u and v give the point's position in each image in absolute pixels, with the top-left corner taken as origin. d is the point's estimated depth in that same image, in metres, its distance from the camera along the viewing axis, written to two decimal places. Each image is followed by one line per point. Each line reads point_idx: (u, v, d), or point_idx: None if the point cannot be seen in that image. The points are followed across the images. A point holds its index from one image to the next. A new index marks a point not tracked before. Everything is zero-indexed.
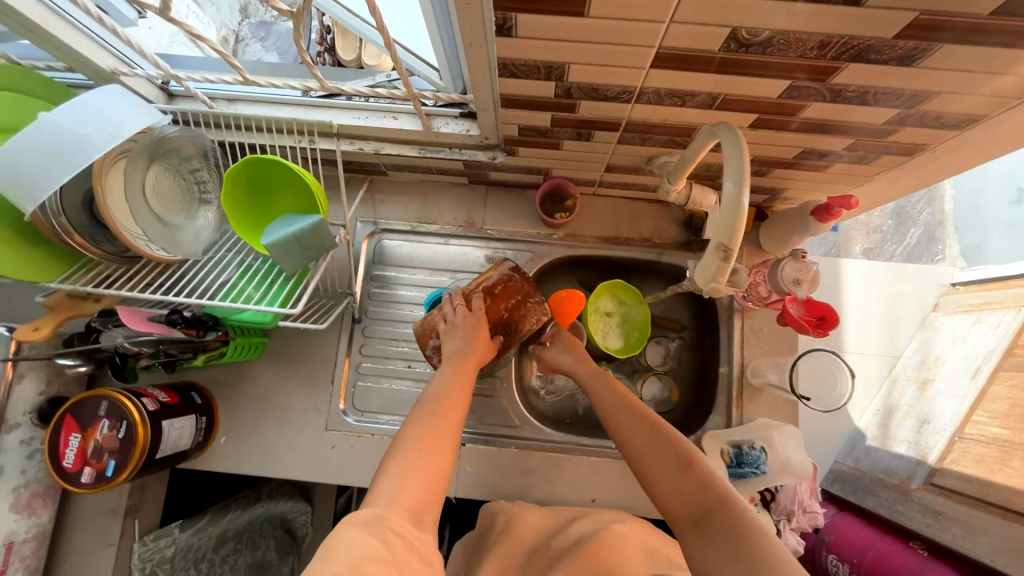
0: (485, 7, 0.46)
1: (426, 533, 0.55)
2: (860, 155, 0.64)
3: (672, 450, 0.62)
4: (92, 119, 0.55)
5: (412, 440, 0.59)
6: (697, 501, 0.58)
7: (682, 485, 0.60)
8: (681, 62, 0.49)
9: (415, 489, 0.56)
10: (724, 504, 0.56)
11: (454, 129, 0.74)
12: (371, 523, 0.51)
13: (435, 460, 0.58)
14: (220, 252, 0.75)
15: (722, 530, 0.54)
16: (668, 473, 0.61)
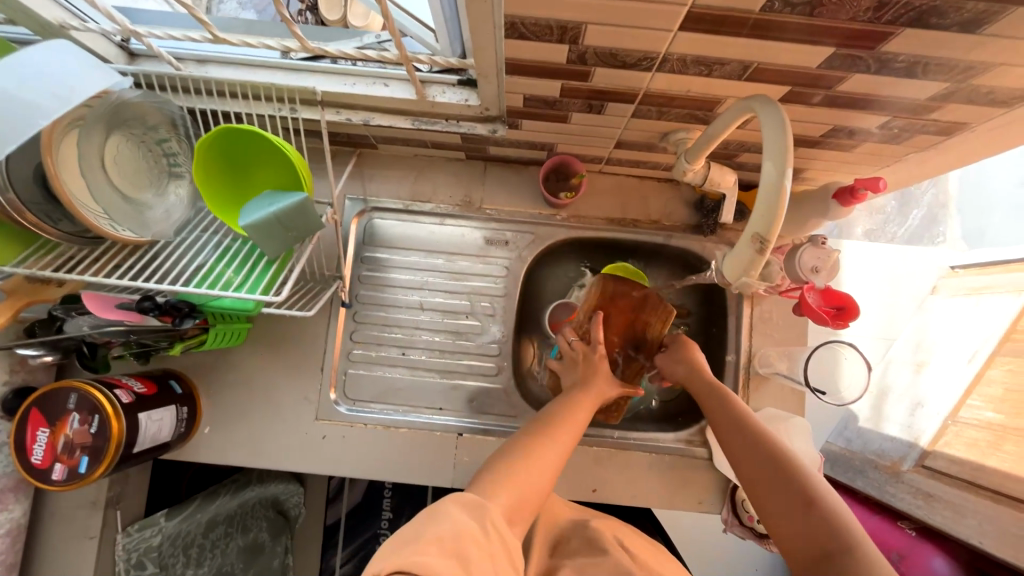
0: None
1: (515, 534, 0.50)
2: (894, 134, 0.59)
3: (797, 482, 0.56)
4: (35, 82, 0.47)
5: (510, 459, 0.55)
6: (822, 541, 0.52)
7: (803, 523, 0.54)
8: (714, 25, 0.43)
9: (518, 496, 0.52)
10: (850, 547, 0.51)
11: (451, 98, 0.67)
12: (473, 508, 0.47)
13: (541, 475, 0.54)
14: (194, 232, 0.69)
15: (841, 575, 0.49)
16: (789, 508, 0.55)
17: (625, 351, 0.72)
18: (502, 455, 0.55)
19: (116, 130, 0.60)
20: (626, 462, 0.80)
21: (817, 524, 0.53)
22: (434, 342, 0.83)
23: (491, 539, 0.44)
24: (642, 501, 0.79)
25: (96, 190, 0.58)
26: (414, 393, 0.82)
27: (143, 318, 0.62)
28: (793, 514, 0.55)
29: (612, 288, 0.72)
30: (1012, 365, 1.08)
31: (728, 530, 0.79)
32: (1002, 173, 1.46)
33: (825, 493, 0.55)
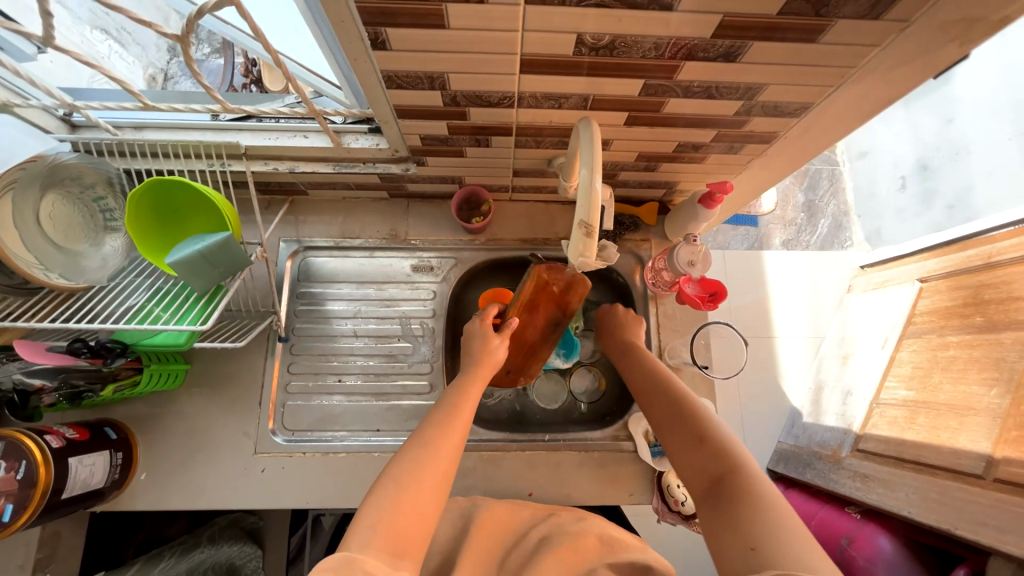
0: (355, 25, 0.50)
1: (403, 571, 0.50)
2: (729, 145, 0.72)
3: (694, 429, 0.62)
4: None
5: (393, 476, 0.56)
6: (709, 470, 0.58)
7: (696, 458, 0.60)
8: (545, 67, 0.55)
9: (393, 532, 0.52)
10: (737, 470, 0.56)
11: (364, 144, 0.77)
12: (342, 567, 0.47)
13: (423, 491, 0.55)
14: (128, 277, 0.74)
15: (727, 498, 0.54)
16: (687, 450, 0.61)
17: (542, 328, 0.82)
18: (383, 473, 0.57)
19: (52, 190, 0.67)
20: (559, 462, 0.84)
21: (708, 459, 0.59)
22: (369, 366, 0.88)
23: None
24: (578, 500, 0.82)
25: (30, 240, 0.63)
26: (352, 417, 0.85)
27: (76, 361, 0.66)
28: (691, 456, 0.61)
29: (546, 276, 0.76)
30: (917, 346, 1.27)
31: (662, 519, 0.82)
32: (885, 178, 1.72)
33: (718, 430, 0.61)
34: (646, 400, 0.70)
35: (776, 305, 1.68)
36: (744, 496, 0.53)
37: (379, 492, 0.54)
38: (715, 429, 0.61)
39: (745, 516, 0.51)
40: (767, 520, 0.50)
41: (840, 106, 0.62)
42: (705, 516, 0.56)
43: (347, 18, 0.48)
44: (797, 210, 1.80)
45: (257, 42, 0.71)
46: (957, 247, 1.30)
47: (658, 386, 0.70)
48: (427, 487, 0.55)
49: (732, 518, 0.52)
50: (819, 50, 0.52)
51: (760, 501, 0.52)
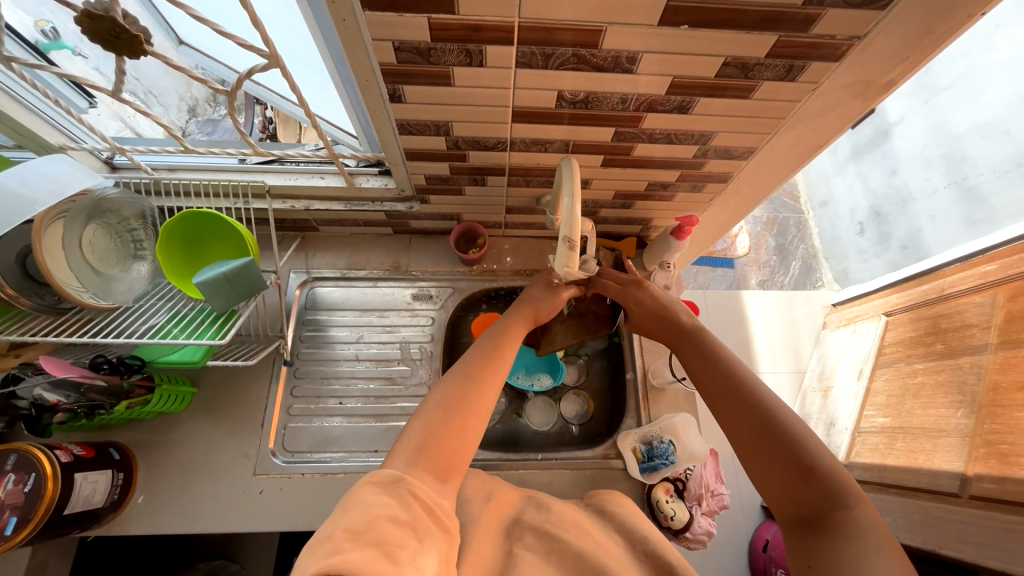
0: (378, 83, 0.61)
1: (444, 498, 0.58)
2: (693, 184, 0.84)
3: (794, 448, 0.60)
4: (40, 183, 0.65)
5: (434, 410, 0.65)
6: (815, 505, 0.56)
7: (798, 485, 0.58)
8: (532, 117, 0.67)
9: (437, 455, 0.60)
10: (850, 510, 0.54)
11: (374, 184, 0.87)
12: (387, 486, 0.54)
13: (467, 421, 0.64)
14: (152, 300, 0.80)
15: (832, 533, 0.53)
16: (788, 474, 0.59)
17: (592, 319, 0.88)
18: (425, 404, 0.66)
19: (94, 221, 0.75)
20: (553, 481, 0.87)
21: (815, 491, 0.56)
22: (369, 388, 0.92)
23: (411, 518, 0.51)
24: None
25: (73, 263, 0.70)
26: (351, 438, 0.88)
27: (92, 378, 0.70)
28: (788, 480, 0.59)
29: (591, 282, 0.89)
30: (888, 375, 1.34)
31: None
32: (846, 224, 1.90)
33: (815, 452, 0.59)
34: (720, 395, 0.68)
35: (759, 342, 1.74)
36: (864, 540, 0.51)
37: (425, 422, 0.63)
38: (818, 455, 0.59)
39: (864, 556, 0.49)
40: (875, 560, 0.49)
41: (780, 151, 0.74)
42: (796, 544, 0.55)
43: (370, 78, 0.60)
44: (770, 253, 1.95)
45: (299, 108, 0.84)
46: (915, 282, 1.41)
47: (739, 388, 0.67)
48: (471, 425, 0.65)
49: (834, 553, 0.51)
50: (755, 104, 0.64)
51: (868, 545, 0.50)
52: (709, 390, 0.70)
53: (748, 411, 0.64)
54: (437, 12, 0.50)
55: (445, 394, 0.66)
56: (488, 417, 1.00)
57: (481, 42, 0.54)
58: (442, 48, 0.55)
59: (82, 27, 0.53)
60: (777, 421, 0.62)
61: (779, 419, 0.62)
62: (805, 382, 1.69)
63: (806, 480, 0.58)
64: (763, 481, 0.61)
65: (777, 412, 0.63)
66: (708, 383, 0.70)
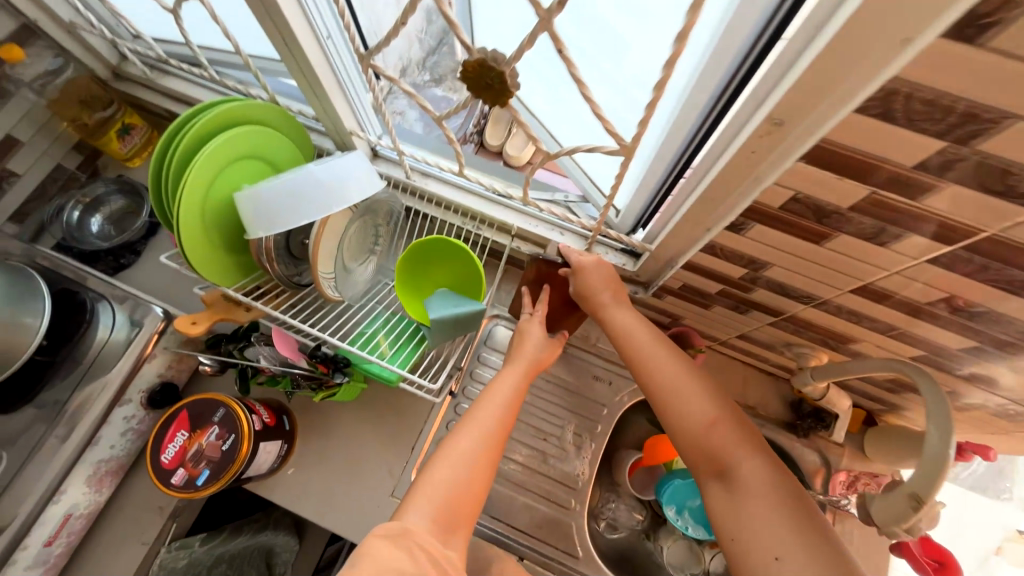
0: (727, 209, 0.52)
1: (452, 546, 0.58)
2: (1008, 413, 0.66)
3: (732, 427, 0.57)
4: (337, 174, 0.65)
5: (444, 454, 0.62)
6: (721, 457, 0.55)
7: (701, 440, 0.56)
8: (880, 297, 0.54)
9: (447, 504, 0.59)
10: (787, 490, 0.52)
11: (613, 260, 0.80)
12: (397, 539, 0.54)
13: (468, 469, 0.61)
14: (370, 301, 0.81)
15: (790, 514, 0.50)
16: (692, 429, 0.57)
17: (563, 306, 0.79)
18: (441, 451, 0.63)
19: (361, 217, 0.75)
20: None
21: (754, 464, 0.54)
22: (520, 455, 0.88)
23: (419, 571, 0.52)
24: None
25: (337, 256, 0.71)
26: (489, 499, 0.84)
27: (298, 359, 0.73)
28: (731, 459, 0.54)
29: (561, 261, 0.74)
30: None
31: None
32: None
33: (749, 432, 0.57)
34: (666, 378, 0.61)
35: None
36: (791, 499, 0.51)
37: (443, 465, 0.61)
38: (749, 432, 0.57)
39: (802, 529, 0.48)
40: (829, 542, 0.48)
41: None
42: (751, 528, 0.50)
43: (724, 202, 0.51)
44: None
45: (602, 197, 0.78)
46: None
47: (681, 373, 0.61)
48: (478, 476, 0.61)
49: (806, 541, 0.47)
50: None
51: (812, 524, 0.49)
52: (648, 382, 0.62)
53: (699, 398, 0.59)
54: (893, 191, 0.39)
55: (456, 442, 0.63)
56: (618, 526, 0.92)
57: (912, 230, 0.42)
58: (851, 217, 0.44)
59: (467, 73, 0.50)
60: (694, 386, 0.60)
61: (728, 406, 0.59)
62: None
63: (756, 459, 0.54)
64: (673, 429, 0.59)
65: (723, 399, 0.59)
66: (649, 370, 0.62)
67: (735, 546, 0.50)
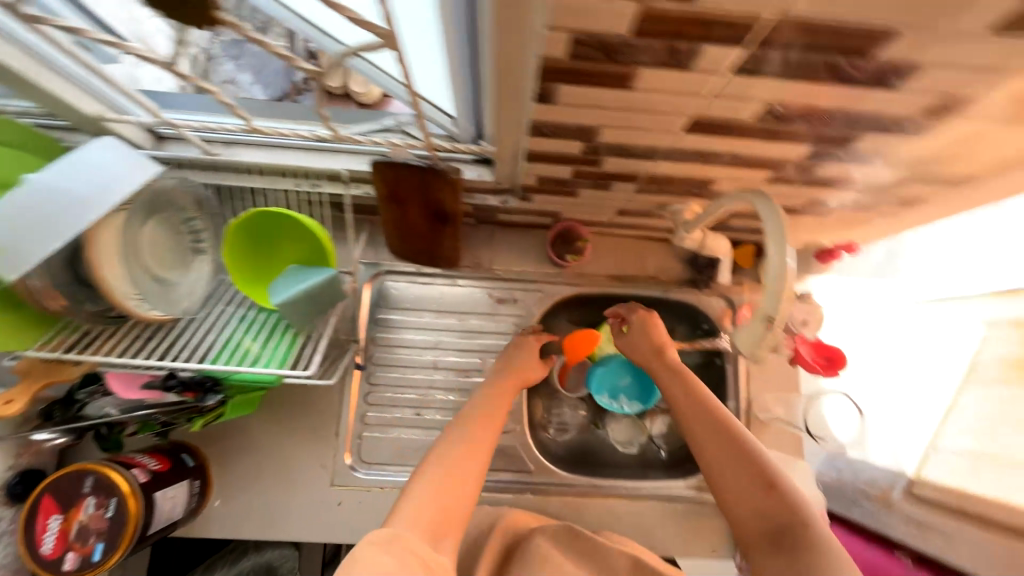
0: (526, 76, 0.45)
1: (443, 552, 0.53)
2: (863, 205, 0.68)
3: (759, 464, 0.62)
4: (84, 173, 0.53)
5: (436, 461, 0.59)
6: (770, 528, 0.59)
7: (755, 516, 0.60)
8: (714, 128, 0.50)
9: (434, 515, 0.54)
10: (810, 530, 0.57)
11: (469, 176, 0.72)
12: (388, 542, 0.49)
13: (455, 480, 0.58)
14: (218, 305, 0.71)
15: (797, 553, 0.55)
16: (731, 498, 0.62)
17: (428, 218, 0.74)
18: (431, 458, 0.60)
19: (153, 216, 0.63)
20: (644, 511, 0.82)
21: (778, 500, 0.59)
22: (448, 401, 0.85)
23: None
24: (660, 551, 0.81)
25: (134, 270, 0.59)
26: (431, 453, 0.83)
27: (161, 395, 0.64)
28: (757, 491, 0.61)
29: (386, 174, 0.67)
30: None
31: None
32: None
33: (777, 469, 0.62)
34: (693, 423, 0.67)
35: None
36: (803, 525, 0.57)
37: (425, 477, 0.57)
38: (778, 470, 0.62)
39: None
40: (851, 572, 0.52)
41: (1011, 184, 0.57)
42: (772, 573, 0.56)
43: (518, 69, 0.44)
44: None
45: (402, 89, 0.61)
46: None
47: (700, 404, 0.68)
48: (466, 482, 0.58)
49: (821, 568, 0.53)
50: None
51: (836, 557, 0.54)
52: (678, 415, 0.69)
53: (723, 437, 0.64)
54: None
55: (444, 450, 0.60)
56: (567, 428, 0.93)
57: (702, 39, 0.37)
58: (640, 44, 0.38)
59: None
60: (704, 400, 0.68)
61: (746, 441, 0.64)
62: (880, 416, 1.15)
63: (770, 491, 0.60)
64: (719, 488, 0.63)
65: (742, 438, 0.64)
66: (681, 412, 0.69)
67: None
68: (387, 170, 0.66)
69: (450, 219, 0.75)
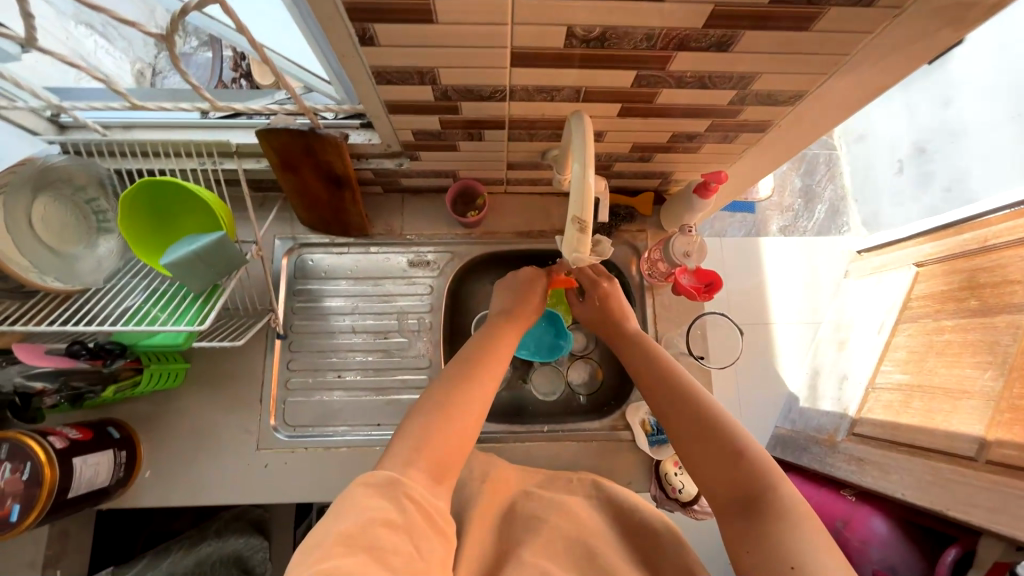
0: (342, 21, 0.49)
1: (440, 498, 0.56)
2: (723, 135, 0.72)
3: (726, 435, 0.63)
4: None
5: (431, 406, 0.61)
6: (740, 493, 0.59)
7: (726, 480, 0.60)
8: (538, 60, 0.54)
9: (435, 456, 0.57)
10: (777, 497, 0.56)
11: (357, 140, 0.76)
12: (388, 486, 0.52)
13: (460, 416, 0.61)
14: (125, 278, 0.74)
15: (766, 518, 0.55)
16: (703, 462, 0.62)
17: (325, 183, 0.78)
18: (422, 403, 0.62)
19: (43, 193, 0.67)
20: (559, 452, 0.86)
21: (744, 471, 0.59)
22: (367, 361, 0.89)
23: (407, 522, 0.50)
24: None
25: (26, 246, 0.64)
26: (352, 412, 0.86)
27: (75, 364, 0.65)
28: (724, 459, 0.61)
29: (273, 142, 0.70)
30: (912, 330, 1.14)
31: (660, 506, 0.84)
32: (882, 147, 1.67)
33: (745, 438, 0.62)
34: (662, 397, 0.69)
35: (772, 290, 1.57)
36: (766, 495, 0.57)
37: (422, 424, 0.59)
38: (747, 440, 0.62)
39: (773, 544, 0.52)
40: (815, 542, 0.51)
41: (836, 94, 0.61)
42: (738, 533, 0.56)
43: (334, 17, 0.48)
44: (793, 195, 1.69)
45: (240, 36, 0.69)
46: (954, 229, 1.15)
47: (669, 379, 0.70)
48: (469, 412, 0.61)
49: (781, 535, 0.53)
50: (814, 38, 0.51)
51: (801, 525, 0.53)
52: (648, 391, 0.71)
53: (692, 408, 0.66)
54: None
55: (437, 395, 0.62)
56: None
57: None
58: None
59: None
60: (669, 375, 0.70)
61: (715, 412, 0.65)
62: (862, 339, 1.30)
63: (738, 460, 0.60)
64: (690, 459, 0.64)
65: (711, 408, 0.65)
66: (650, 387, 0.71)
67: (749, 559, 0.54)
68: (271, 137, 0.69)
69: (346, 182, 0.78)
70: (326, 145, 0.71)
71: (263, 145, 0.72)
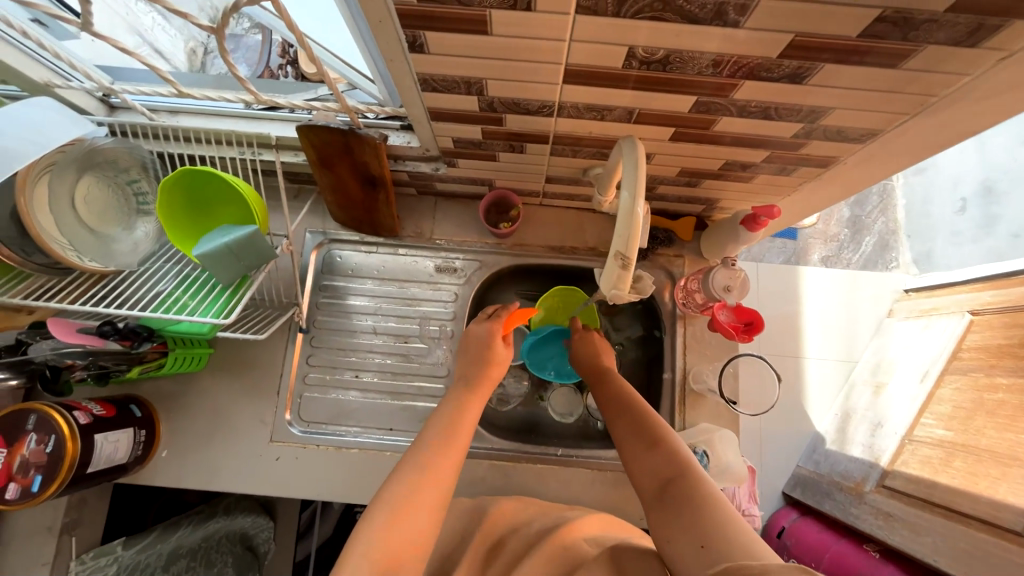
0: (393, 25, 0.47)
1: None
2: (780, 167, 0.67)
3: (648, 429, 0.64)
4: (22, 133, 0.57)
5: (388, 495, 0.55)
6: (660, 481, 0.59)
7: (648, 470, 0.61)
8: (592, 78, 0.51)
9: (390, 547, 0.51)
10: (695, 484, 0.56)
11: (396, 141, 0.75)
12: None
13: (416, 511, 0.54)
14: (158, 262, 0.75)
15: (680, 502, 0.55)
16: (631, 458, 0.63)
17: (360, 182, 0.77)
18: (379, 489, 0.56)
19: (87, 173, 0.68)
20: (571, 477, 0.83)
21: (663, 462, 0.60)
22: (385, 364, 0.88)
23: None
24: None
25: (64, 225, 0.65)
26: (365, 414, 0.86)
27: (105, 343, 0.65)
28: (644, 456, 0.62)
29: (313, 138, 0.69)
30: (960, 384, 1.06)
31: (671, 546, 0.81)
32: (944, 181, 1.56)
33: (668, 433, 0.64)
34: (606, 408, 0.71)
35: (809, 323, 1.49)
36: (682, 479, 0.57)
37: (376, 512, 0.54)
38: (669, 435, 0.63)
39: (686, 524, 0.53)
40: (729, 524, 0.51)
41: (915, 135, 0.56)
42: (659, 522, 0.56)
43: (384, 18, 0.46)
44: (840, 224, 1.60)
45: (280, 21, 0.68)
46: (1018, 279, 1.07)
47: (611, 389, 0.72)
48: (427, 496, 0.56)
49: (695, 520, 0.52)
50: (901, 75, 0.46)
51: (716, 507, 0.53)
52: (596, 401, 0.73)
53: (627, 411, 0.68)
54: None
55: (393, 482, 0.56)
56: (508, 400, 0.93)
57: None
58: None
59: None
60: (613, 384, 0.72)
61: (643, 412, 0.67)
62: (901, 386, 1.22)
63: (658, 454, 0.61)
64: (623, 458, 0.65)
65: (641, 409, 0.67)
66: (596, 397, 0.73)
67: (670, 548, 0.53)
68: (312, 133, 0.68)
69: (381, 183, 0.77)
70: (365, 146, 0.70)
71: (303, 140, 0.71)
